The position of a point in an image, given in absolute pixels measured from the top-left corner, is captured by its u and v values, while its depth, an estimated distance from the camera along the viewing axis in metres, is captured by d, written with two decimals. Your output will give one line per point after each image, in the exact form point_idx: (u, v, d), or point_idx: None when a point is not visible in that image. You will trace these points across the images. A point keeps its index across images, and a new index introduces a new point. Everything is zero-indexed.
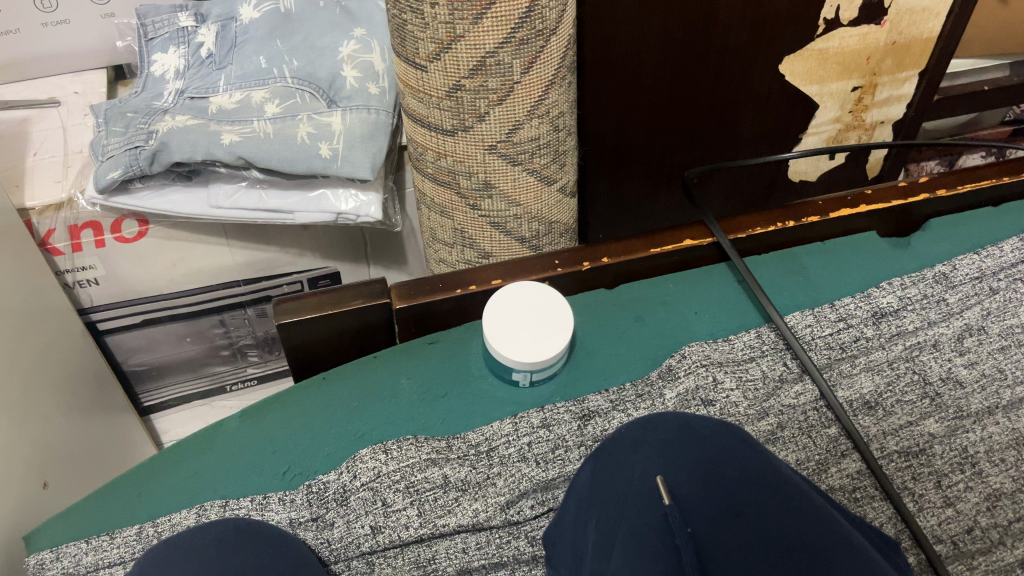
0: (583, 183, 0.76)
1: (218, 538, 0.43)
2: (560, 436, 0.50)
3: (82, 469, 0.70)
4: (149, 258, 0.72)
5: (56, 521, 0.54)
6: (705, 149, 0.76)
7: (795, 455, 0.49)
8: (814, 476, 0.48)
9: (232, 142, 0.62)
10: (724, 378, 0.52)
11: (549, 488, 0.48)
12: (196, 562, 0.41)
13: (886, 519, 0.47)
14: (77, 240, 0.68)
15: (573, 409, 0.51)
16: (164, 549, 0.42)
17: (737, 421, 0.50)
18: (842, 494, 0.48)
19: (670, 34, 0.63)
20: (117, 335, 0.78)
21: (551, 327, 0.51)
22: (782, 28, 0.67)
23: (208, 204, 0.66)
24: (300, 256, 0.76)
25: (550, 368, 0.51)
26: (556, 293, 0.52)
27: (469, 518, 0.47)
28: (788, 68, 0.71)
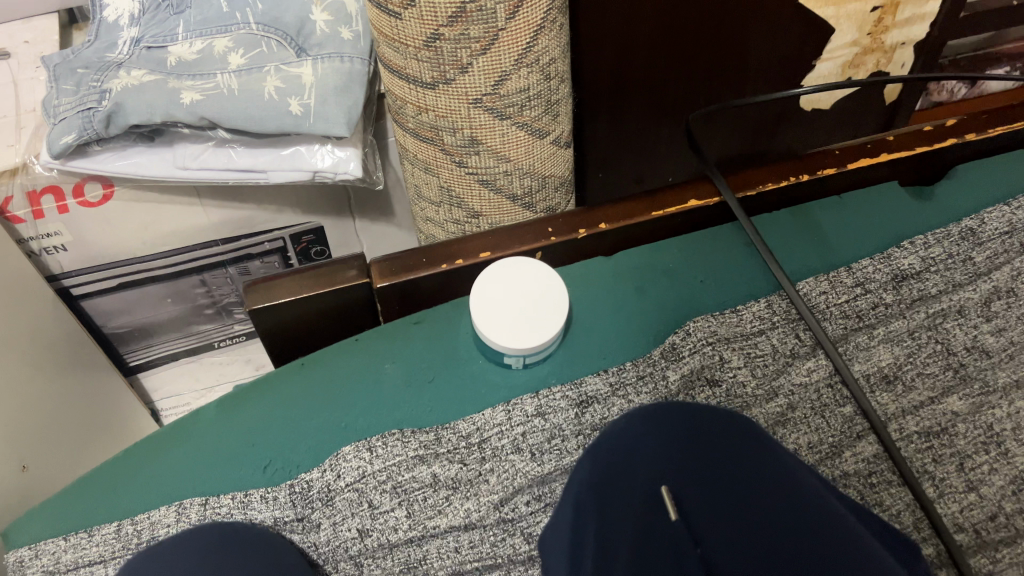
0: (581, 118, 0.71)
1: (205, 545, 0.42)
2: (557, 426, 0.47)
3: (65, 439, 0.68)
4: (117, 221, 0.67)
5: (32, 514, 0.52)
6: (714, 86, 0.70)
7: (806, 438, 0.46)
8: (825, 462, 0.45)
9: (193, 101, 0.57)
10: (731, 356, 0.48)
11: (545, 483, 0.45)
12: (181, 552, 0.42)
13: (903, 507, 0.44)
14: (38, 206, 0.64)
15: (569, 395, 0.48)
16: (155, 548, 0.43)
17: (744, 405, 0.46)
18: (856, 481, 0.45)
19: None
20: (93, 299, 0.74)
21: (543, 311, 0.46)
22: None
23: (174, 166, 0.61)
24: (279, 211, 0.71)
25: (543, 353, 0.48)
26: (551, 273, 0.48)
27: (461, 518, 0.44)
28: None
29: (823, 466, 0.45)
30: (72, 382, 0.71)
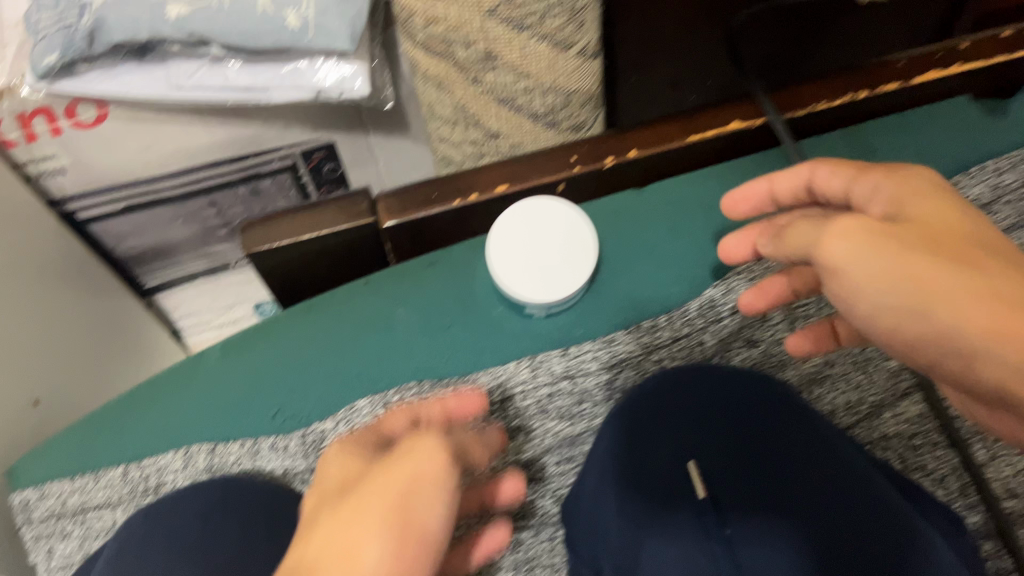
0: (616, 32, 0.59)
1: (198, 513, 0.43)
2: (586, 389, 0.47)
3: (82, 373, 0.67)
4: (115, 142, 0.63)
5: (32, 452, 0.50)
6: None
7: (844, 398, 0.47)
8: (863, 424, 0.47)
9: (180, 16, 0.51)
10: (773, 311, 0.48)
11: (574, 444, 0.47)
12: (171, 532, 0.42)
13: (948, 471, 0.46)
14: (31, 129, 0.60)
15: (601, 357, 0.46)
16: (148, 517, 0.43)
17: (780, 364, 0.48)
18: (899, 442, 0.46)
19: None
20: (101, 223, 0.71)
21: (571, 259, 0.44)
22: None
23: (169, 86, 0.57)
24: (288, 129, 0.67)
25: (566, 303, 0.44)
26: (582, 217, 0.45)
27: None
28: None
29: (855, 427, 0.47)
30: (86, 309, 0.70)
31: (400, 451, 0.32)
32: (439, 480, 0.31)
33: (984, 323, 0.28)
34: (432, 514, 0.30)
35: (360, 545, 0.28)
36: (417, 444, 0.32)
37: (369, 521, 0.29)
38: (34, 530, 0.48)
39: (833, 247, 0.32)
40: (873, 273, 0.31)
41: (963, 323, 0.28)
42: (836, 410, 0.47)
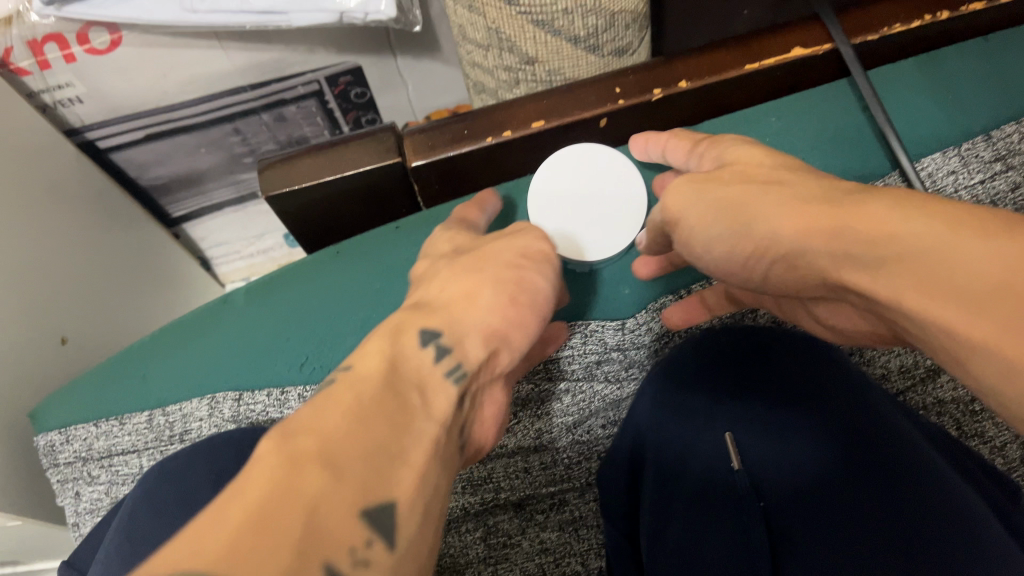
0: None
1: (213, 464, 0.41)
2: (637, 359, 0.43)
3: (109, 305, 0.66)
4: (132, 69, 0.60)
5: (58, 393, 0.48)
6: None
7: (899, 361, 0.44)
8: (916, 389, 0.44)
9: None
10: None
11: (621, 406, 0.44)
12: (182, 487, 0.40)
13: (1008, 439, 0.44)
14: (42, 56, 0.57)
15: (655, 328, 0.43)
16: (161, 476, 0.41)
17: None
18: (954, 408, 0.44)
19: None
20: (122, 153, 0.69)
21: (607, 225, 0.42)
22: None
23: (183, 10, 0.53)
24: (311, 53, 0.64)
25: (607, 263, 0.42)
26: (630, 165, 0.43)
27: (531, 440, 0.42)
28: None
29: (908, 391, 0.44)
30: (110, 242, 0.68)
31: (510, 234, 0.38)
32: (545, 259, 0.36)
33: (804, 223, 0.29)
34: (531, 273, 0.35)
35: (476, 292, 0.33)
36: (525, 228, 0.38)
37: (485, 275, 0.33)
38: (59, 474, 0.48)
39: (678, 194, 0.35)
40: (697, 206, 0.34)
41: (782, 230, 0.30)
42: (889, 373, 0.44)
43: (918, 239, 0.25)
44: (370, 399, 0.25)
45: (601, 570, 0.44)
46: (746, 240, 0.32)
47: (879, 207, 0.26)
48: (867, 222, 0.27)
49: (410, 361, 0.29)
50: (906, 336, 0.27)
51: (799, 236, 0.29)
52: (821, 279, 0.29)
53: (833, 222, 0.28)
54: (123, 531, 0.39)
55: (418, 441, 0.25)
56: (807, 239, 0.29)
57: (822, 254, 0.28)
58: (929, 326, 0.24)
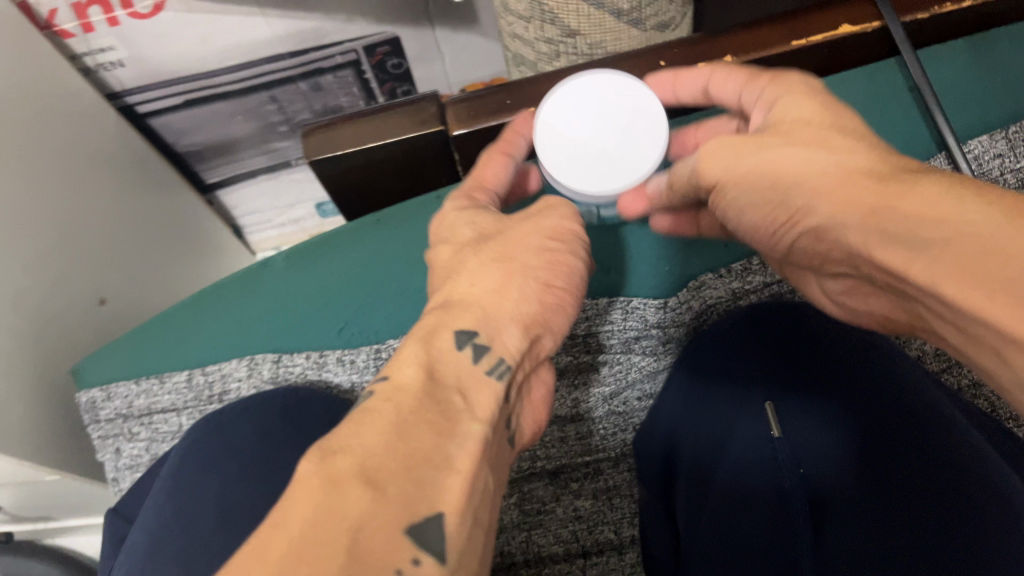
0: None
1: (261, 425, 0.42)
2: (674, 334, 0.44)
3: (144, 265, 0.66)
4: (173, 35, 0.61)
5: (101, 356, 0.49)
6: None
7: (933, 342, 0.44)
8: (953, 371, 0.44)
9: None
10: None
11: (655, 377, 0.45)
12: (227, 441, 0.41)
13: None
14: (86, 19, 0.58)
15: (692, 309, 0.43)
16: (209, 426, 0.42)
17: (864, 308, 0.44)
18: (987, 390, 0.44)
19: None
20: (161, 118, 0.69)
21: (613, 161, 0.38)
22: None
23: None
24: (350, 21, 0.65)
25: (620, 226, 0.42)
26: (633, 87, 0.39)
27: (567, 411, 0.44)
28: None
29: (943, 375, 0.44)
30: (146, 208, 0.68)
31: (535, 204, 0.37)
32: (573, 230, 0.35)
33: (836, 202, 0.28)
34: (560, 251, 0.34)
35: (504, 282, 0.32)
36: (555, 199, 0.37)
37: (514, 267, 0.33)
38: (100, 429, 0.49)
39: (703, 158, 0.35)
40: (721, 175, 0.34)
41: (818, 202, 0.29)
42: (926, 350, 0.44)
43: (953, 226, 0.24)
44: (409, 415, 0.25)
45: (634, 538, 0.45)
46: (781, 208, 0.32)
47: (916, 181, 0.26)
48: (911, 200, 0.25)
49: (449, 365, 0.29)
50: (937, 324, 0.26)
51: (834, 212, 0.29)
52: (855, 261, 0.29)
53: (876, 198, 0.27)
54: (170, 484, 0.39)
55: (464, 446, 0.25)
56: (844, 214, 0.28)
57: (856, 230, 0.28)
58: (958, 312, 0.23)
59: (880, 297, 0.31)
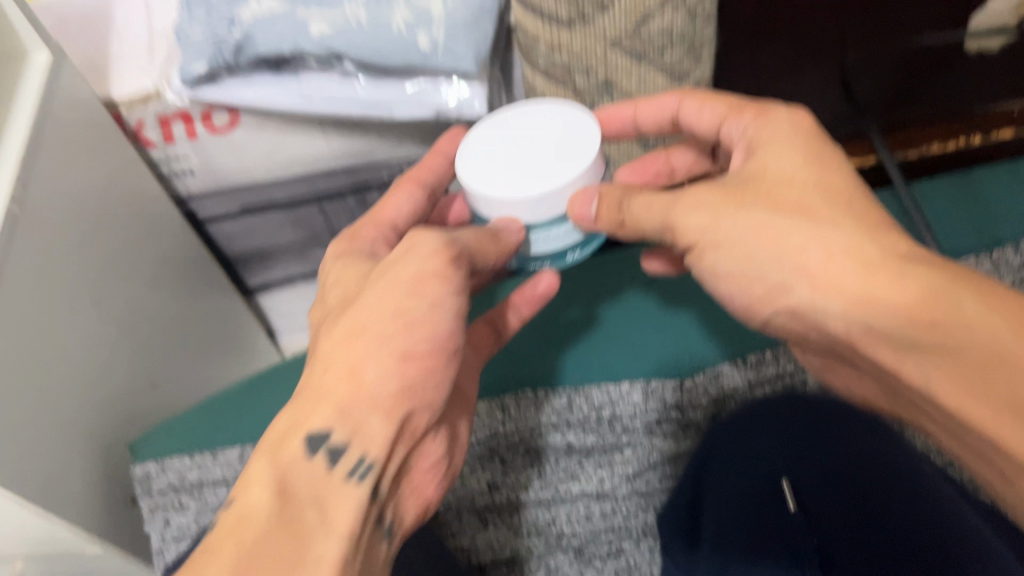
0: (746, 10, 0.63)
1: None
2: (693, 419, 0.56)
3: (188, 361, 0.70)
4: (242, 150, 0.68)
5: (161, 436, 0.58)
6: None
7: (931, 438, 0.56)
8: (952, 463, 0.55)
9: (323, 34, 0.55)
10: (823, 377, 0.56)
11: (674, 460, 0.57)
12: None
13: None
14: (169, 130, 0.65)
15: (711, 393, 0.56)
16: None
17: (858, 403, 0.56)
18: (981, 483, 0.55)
19: None
20: (218, 223, 0.76)
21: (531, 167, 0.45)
22: None
23: (300, 98, 0.60)
24: (400, 143, 0.72)
25: (556, 241, 0.46)
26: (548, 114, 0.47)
27: (594, 486, 0.55)
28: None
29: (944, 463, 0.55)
30: (201, 310, 0.74)
31: (402, 247, 0.41)
32: (438, 277, 0.40)
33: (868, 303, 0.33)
34: (427, 326, 0.39)
35: (363, 361, 0.38)
36: (417, 238, 0.41)
37: (372, 341, 0.38)
38: (151, 501, 0.57)
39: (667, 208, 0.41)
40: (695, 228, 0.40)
41: (808, 282, 0.37)
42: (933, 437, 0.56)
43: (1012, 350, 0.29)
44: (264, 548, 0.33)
45: None
46: (757, 281, 0.38)
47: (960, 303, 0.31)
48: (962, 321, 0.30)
49: (303, 476, 0.37)
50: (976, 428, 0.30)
51: (814, 292, 0.35)
52: (832, 340, 0.37)
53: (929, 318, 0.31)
54: None
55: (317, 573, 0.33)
56: (823, 299, 0.35)
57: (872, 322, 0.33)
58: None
59: (854, 375, 0.39)
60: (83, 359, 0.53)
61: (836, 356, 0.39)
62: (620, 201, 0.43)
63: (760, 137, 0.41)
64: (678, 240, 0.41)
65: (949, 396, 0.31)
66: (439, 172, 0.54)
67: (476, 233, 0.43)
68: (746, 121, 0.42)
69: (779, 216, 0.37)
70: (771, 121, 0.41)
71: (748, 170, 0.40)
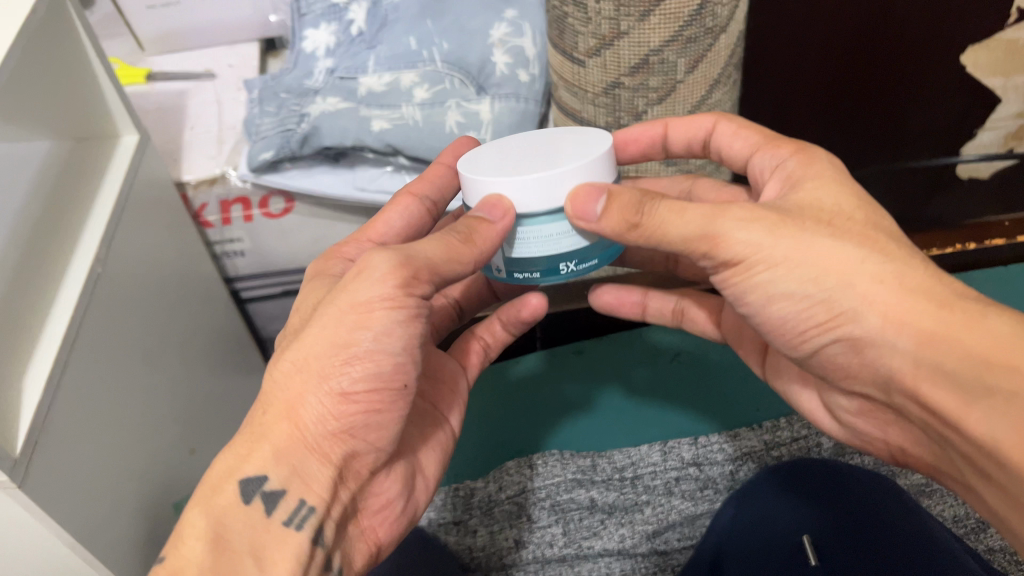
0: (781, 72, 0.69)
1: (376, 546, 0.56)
2: (711, 478, 0.61)
3: (221, 430, 0.71)
4: (291, 234, 0.73)
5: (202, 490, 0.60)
6: (862, 118, 0.72)
7: (951, 511, 0.58)
8: (971, 536, 0.57)
9: (382, 129, 0.62)
10: (825, 440, 0.61)
11: (695, 521, 0.58)
12: None
13: None
14: (228, 214, 0.70)
15: (726, 451, 0.62)
16: None
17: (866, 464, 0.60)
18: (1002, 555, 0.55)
19: (842, 7, 0.64)
20: (259, 303, 0.80)
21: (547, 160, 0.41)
22: (960, 22, 0.65)
23: (352, 187, 0.66)
24: None
25: (546, 245, 0.40)
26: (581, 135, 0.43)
27: (616, 543, 0.57)
28: (987, 30, 0.66)
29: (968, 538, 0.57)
30: (235, 386, 0.76)
31: (356, 269, 0.39)
32: (387, 305, 0.37)
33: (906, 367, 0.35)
34: (368, 362, 0.37)
35: (302, 398, 0.38)
36: (371, 261, 0.38)
37: (311, 378, 0.37)
38: None
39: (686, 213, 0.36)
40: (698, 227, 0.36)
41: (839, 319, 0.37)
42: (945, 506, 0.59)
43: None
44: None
45: None
46: (821, 305, 0.36)
47: (995, 339, 0.32)
48: (984, 363, 0.32)
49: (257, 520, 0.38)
50: (998, 476, 0.32)
51: (886, 326, 0.34)
52: (883, 382, 0.37)
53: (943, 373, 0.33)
54: None
55: None
56: (890, 350, 0.35)
57: (898, 380, 0.35)
58: None
59: (907, 426, 0.39)
60: (138, 413, 0.57)
61: (882, 404, 0.39)
62: (639, 202, 0.36)
63: (804, 172, 0.40)
64: (717, 252, 0.36)
65: (1001, 445, 0.31)
66: (440, 183, 0.51)
67: (445, 242, 0.39)
68: (784, 154, 0.42)
69: (854, 249, 0.35)
70: (813, 162, 0.40)
71: (787, 205, 0.38)
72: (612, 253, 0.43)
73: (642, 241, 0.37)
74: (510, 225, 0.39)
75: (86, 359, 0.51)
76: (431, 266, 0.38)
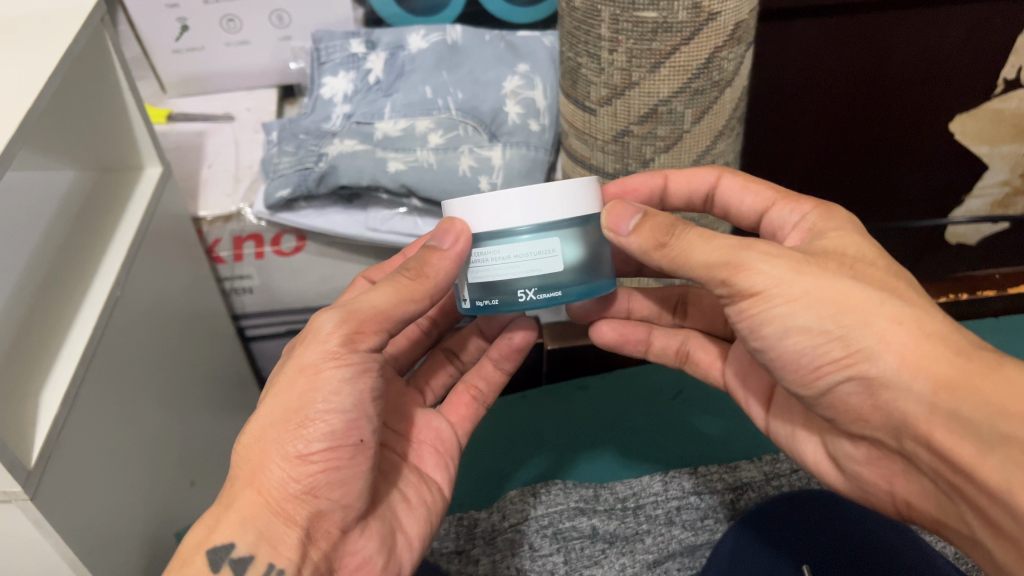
0: (782, 134, 0.72)
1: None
2: (710, 507, 0.62)
3: (222, 466, 0.71)
4: (302, 272, 0.74)
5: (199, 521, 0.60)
6: (856, 175, 0.75)
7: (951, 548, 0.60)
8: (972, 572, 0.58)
9: (397, 170, 0.64)
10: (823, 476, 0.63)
11: (696, 551, 0.59)
12: None
13: None
14: (240, 250, 0.72)
15: (726, 481, 0.63)
16: None
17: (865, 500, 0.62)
18: None
19: (839, 71, 0.67)
20: (263, 341, 0.81)
21: None
22: (950, 87, 0.69)
23: (364, 227, 0.68)
24: None
25: (504, 267, 0.41)
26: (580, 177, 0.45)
27: (617, 570, 0.57)
28: (974, 99, 0.69)
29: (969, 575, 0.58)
30: (237, 422, 0.76)
31: (307, 331, 0.41)
32: (332, 360, 0.39)
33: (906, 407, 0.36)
34: (320, 422, 0.39)
35: (263, 467, 0.39)
36: (318, 323, 0.41)
37: (270, 445, 0.39)
38: None
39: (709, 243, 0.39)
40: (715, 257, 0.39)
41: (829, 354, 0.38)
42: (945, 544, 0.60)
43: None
44: None
45: None
46: (837, 342, 0.37)
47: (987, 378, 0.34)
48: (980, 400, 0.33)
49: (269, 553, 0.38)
50: (999, 512, 0.33)
51: (902, 369, 0.35)
52: (895, 427, 0.37)
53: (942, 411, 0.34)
54: None
55: None
56: (889, 391, 0.36)
57: (900, 420, 0.36)
58: None
59: (917, 476, 0.39)
60: (145, 439, 0.57)
61: (893, 451, 0.39)
62: (670, 225, 0.41)
63: (823, 225, 0.42)
64: (736, 280, 0.38)
65: (1001, 475, 0.32)
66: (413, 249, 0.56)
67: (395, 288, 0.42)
68: (806, 209, 0.44)
69: (871, 292, 0.37)
70: (833, 215, 0.42)
71: (814, 250, 0.40)
72: (601, 287, 0.44)
73: (654, 262, 0.42)
74: (465, 246, 0.41)
75: (98, 378, 0.51)
76: (377, 314, 0.41)
